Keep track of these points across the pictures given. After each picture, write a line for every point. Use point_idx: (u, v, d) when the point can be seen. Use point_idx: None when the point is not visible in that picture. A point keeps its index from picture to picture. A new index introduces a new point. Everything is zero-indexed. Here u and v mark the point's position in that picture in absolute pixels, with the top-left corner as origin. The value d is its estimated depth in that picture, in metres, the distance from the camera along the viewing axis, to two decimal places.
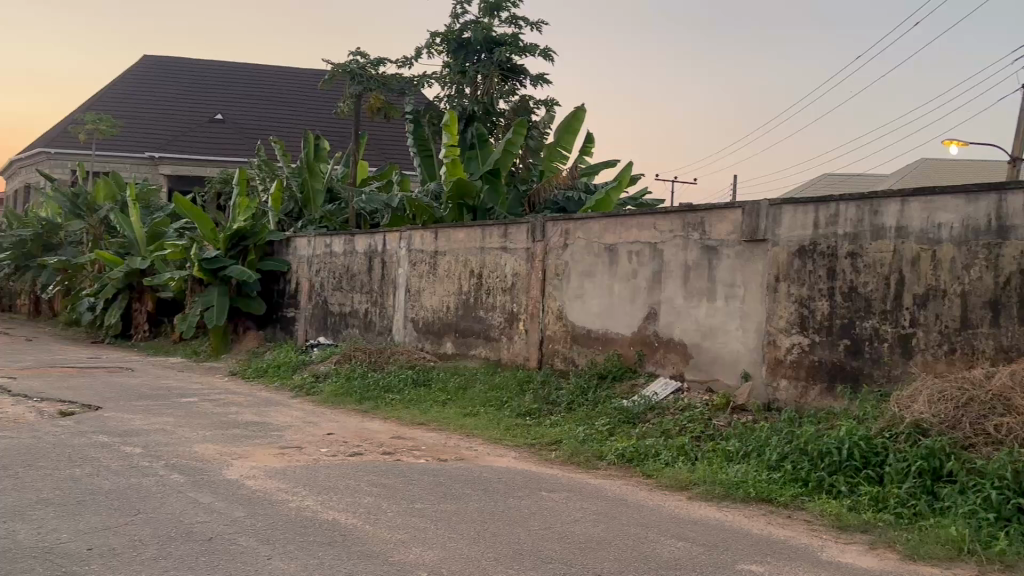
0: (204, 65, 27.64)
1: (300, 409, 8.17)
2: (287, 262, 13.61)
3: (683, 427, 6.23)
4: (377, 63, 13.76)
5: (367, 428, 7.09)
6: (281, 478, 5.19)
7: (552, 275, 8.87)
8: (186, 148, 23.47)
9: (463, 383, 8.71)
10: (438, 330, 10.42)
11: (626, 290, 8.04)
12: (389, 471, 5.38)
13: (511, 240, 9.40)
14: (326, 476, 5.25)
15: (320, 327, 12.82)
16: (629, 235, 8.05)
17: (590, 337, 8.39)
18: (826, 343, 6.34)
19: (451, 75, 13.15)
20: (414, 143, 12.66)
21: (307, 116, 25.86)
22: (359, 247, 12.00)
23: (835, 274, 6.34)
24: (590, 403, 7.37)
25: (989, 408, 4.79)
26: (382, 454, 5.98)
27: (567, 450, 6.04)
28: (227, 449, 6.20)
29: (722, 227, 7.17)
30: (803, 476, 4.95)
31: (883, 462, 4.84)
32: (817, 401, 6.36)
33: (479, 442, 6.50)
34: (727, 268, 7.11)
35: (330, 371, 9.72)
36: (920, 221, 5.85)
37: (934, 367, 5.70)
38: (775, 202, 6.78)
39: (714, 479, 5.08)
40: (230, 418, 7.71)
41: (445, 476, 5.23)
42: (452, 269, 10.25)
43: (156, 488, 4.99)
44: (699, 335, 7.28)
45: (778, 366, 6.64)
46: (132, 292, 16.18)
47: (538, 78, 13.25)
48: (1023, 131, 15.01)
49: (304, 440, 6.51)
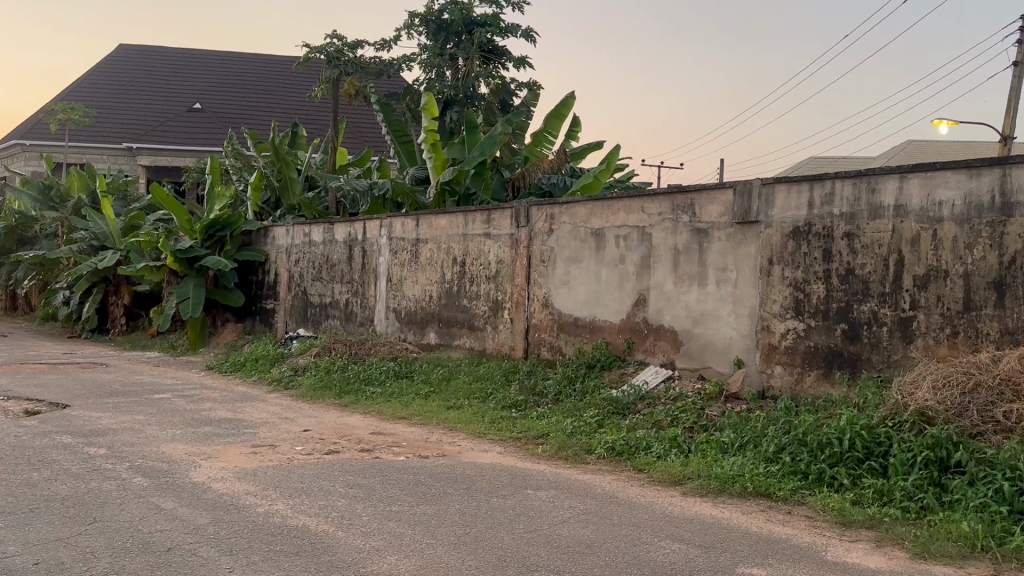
0: (181, 54, 27.09)
1: (277, 405, 7.86)
2: (264, 253, 13.28)
3: (675, 418, 5.97)
4: (354, 46, 13.37)
5: (346, 423, 6.80)
6: (251, 481, 4.89)
7: (537, 261, 8.59)
8: (164, 138, 22.80)
9: (446, 375, 8.42)
10: (420, 320, 10.12)
11: (613, 277, 7.76)
12: (367, 470, 5.10)
13: (495, 226, 9.10)
14: (299, 476, 4.96)
15: (300, 319, 12.49)
16: (616, 218, 7.77)
17: (577, 325, 8.11)
18: (822, 328, 6.09)
19: (431, 58, 12.79)
20: (391, 128, 12.27)
21: (287, 103, 25.40)
22: (338, 235, 11.66)
23: (831, 256, 6.08)
24: (578, 394, 7.10)
25: (997, 393, 4.54)
26: (361, 452, 5.70)
27: (554, 444, 5.76)
28: (196, 449, 5.88)
29: (713, 209, 6.89)
30: (803, 468, 4.69)
31: (886, 452, 4.59)
32: (814, 388, 6.12)
33: (462, 437, 6.21)
34: (718, 251, 6.84)
35: (309, 364, 9.41)
36: (920, 199, 5.60)
37: (936, 351, 5.46)
38: (768, 181, 6.50)
39: (709, 473, 4.81)
40: (203, 415, 7.38)
41: (425, 475, 4.95)
42: (435, 257, 9.94)
43: (116, 493, 4.67)
44: (690, 321, 7.02)
45: (772, 352, 6.38)
46: (108, 285, 15.77)
47: (520, 60, 12.91)
48: (1012, 110, 14.82)
49: (279, 438, 6.21)
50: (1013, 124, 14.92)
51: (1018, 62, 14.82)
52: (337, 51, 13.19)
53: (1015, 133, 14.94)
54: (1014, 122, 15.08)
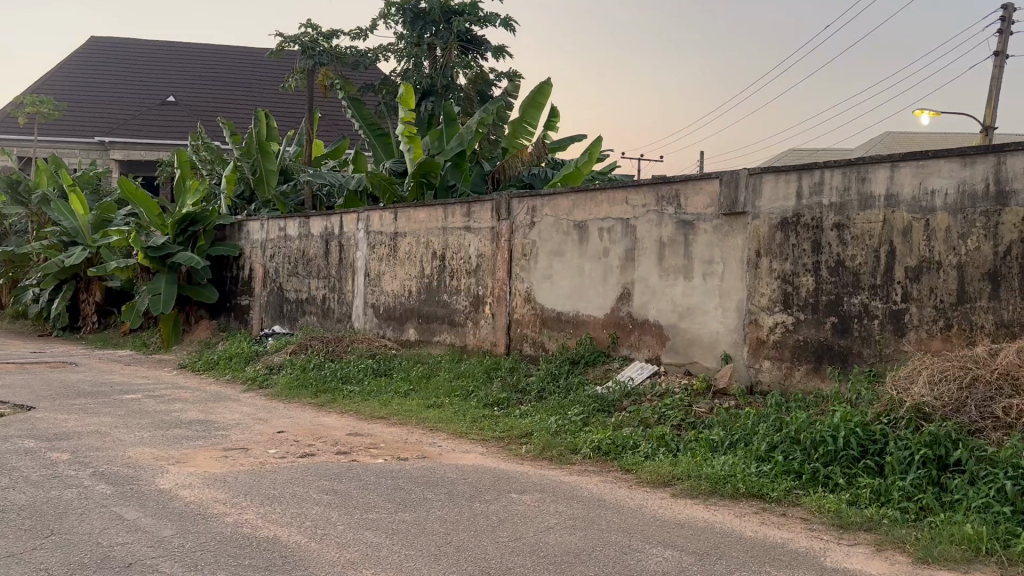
0: (153, 46, 26.55)
1: (251, 405, 7.61)
2: (238, 248, 12.98)
3: (662, 416, 5.79)
4: (329, 36, 13.09)
5: (322, 424, 6.57)
6: (221, 488, 4.65)
7: (518, 255, 8.38)
8: (136, 132, 22.32)
9: (427, 372, 8.21)
10: (399, 316, 9.89)
11: (597, 270, 7.58)
12: (343, 474, 4.88)
13: (475, 219, 8.88)
14: (271, 482, 4.72)
15: (275, 316, 12.21)
16: (599, 210, 7.57)
17: (561, 320, 7.92)
18: (811, 322, 5.94)
19: (408, 48, 12.53)
20: (366, 121, 11.97)
21: (262, 95, 24.98)
22: (314, 229, 11.39)
23: (820, 247, 5.93)
24: (563, 390, 6.92)
25: (995, 388, 4.40)
26: (336, 454, 5.46)
27: (538, 444, 5.57)
28: (165, 453, 5.63)
29: (699, 200, 6.72)
30: (796, 467, 4.53)
31: (883, 450, 4.44)
32: (803, 383, 5.97)
33: (442, 437, 6.00)
34: (704, 243, 6.67)
35: (285, 361, 9.14)
36: (912, 188, 5.45)
37: (929, 345, 5.32)
38: (755, 171, 6.32)
39: (699, 473, 4.64)
40: (173, 416, 7.11)
41: (405, 479, 4.73)
42: (413, 252, 9.71)
43: (76, 503, 4.41)
44: (676, 316, 6.85)
45: (760, 347, 6.23)
46: (78, 282, 15.37)
47: (499, 50, 12.68)
48: (995, 100, 14.79)
49: (252, 441, 5.97)
50: (994, 115, 14.90)
51: (999, 52, 14.80)
52: (312, 40, 12.91)
53: (996, 123, 14.93)
54: (994, 113, 15.08)
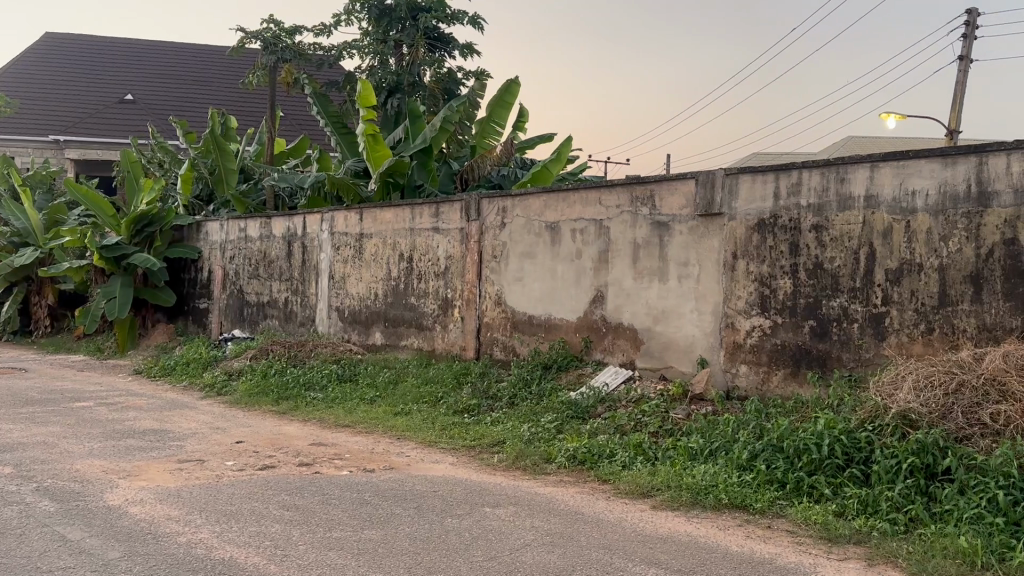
0: (110, 43, 25.86)
1: (209, 413, 7.28)
2: (198, 250, 12.58)
3: (639, 423, 5.60)
4: (292, 31, 12.76)
5: (283, 433, 6.28)
6: (174, 504, 4.36)
7: (488, 256, 8.16)
8: (94, 131, 21.66)
9: (393, 378, 7.94)
10: (365, 319, 9.60)
11: (570, 273, 7.39)
12: (305, 487, 4.61)
13: (443, 220, 8.64)
14: (229, 498, 4.44)
15: (235, 319, 11.84)
16: (572, 211, 7.38)
17: (532, 324, 7.71)
18: (789, 325, 5.80)
19: (373, 44, 12.26)
20: (329, 119, 11.63)
21: (224, 93, 24.46)
22: (276, 230, 11.06)
23: (798, 250, 5.79)
24: (535, 397, 6.70)
25: (982, 395, 4.29)
26: (298, 466, 5.19)
27: (511, 453, 5.35)
28: (115, 466, 5.30)
29: (674, 201, 6.56)
30: (780, 477, 4.36)
31: (868, 459, 4.30)
32: (781, 388, 5.82)
33: (411, 447, 5.75)
34: (679, 245, 6.51)
35: (245, 367, 8.81)
36: (893, 188, 5.33)
37: (910, 349, 5.21)
38: (731, 171, 6.17)
39: (679, 483, 4.45)
40: (125, 426, 6.76)
41: (371, 493, 4.47)
42: (380, 253, 9.43)
43: (15, 522, 4.09)
44: (650, 319, 6.68)
45: (737, 351, 6.08)
46: (30, 284, 14.78)
47: (467, 47, 12.46)
48: (959, 104, 14.93)
49: (209, 452, 5.67)
50: (959, 119, 15.04)
51: (964, 57, 14.94)
52: (275, 36, 12.59)
53: (960, 127, 15.07)
54: (960, 116, 15.21)
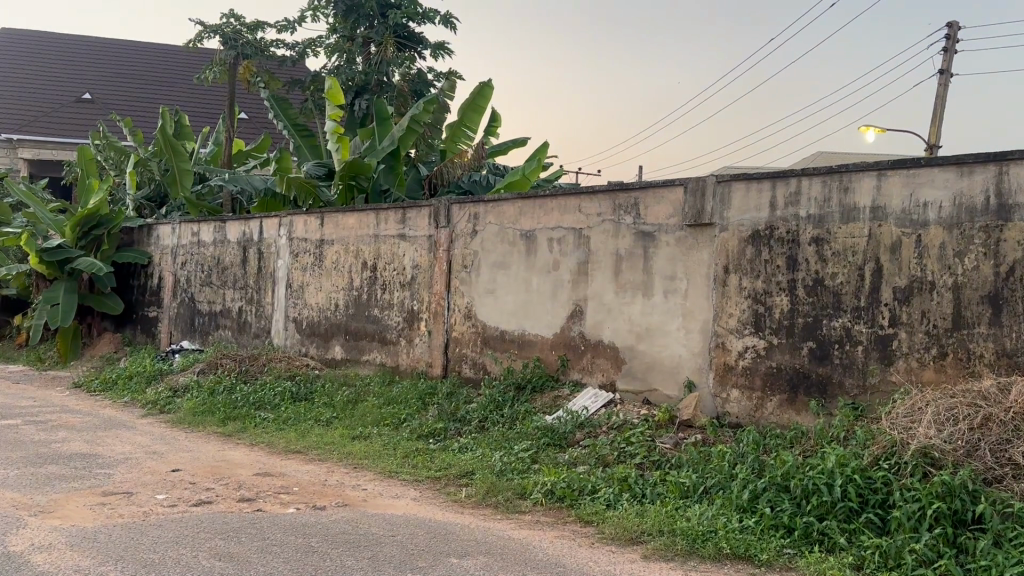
0: (68, 41, 24.95)
1: (148, 435, 6.59)
2: (148, 254, 11.88)
3: (623, 453, 5.05)
4: (254, 27, 12.10)
5: (227, 460, 5.63)
6: (85, 551, 3.69)
7: (457, 266, 7.60)
8: (49, 128, 20.61)
9: (353, 396, 7.32)
10: (324, 331, 8.97)
11: (546, 285, 6.86)
12: (244, 530, 4.00)
13: (410, 227, 8.07)
14: (152, 544, 3.78)
15: (185, 329, 11.14)
16: (549, 219, 6.85)
17: (504, 340, 7.16)
18: (786, 346, 5.31)
19: (340, 42, 11.71)
20: (289, 120, 10.98)
21: (186, 93, 23.67)
22: (231, 235, 10.40)
23: (796, 264, 5.30)
24: (506, 420, 6.14)
25: (1012, 430, 3.84)
26: (239, 502, 4.56)
27: (481, 486, 4.79)
28: (26, 499, 4.58)
29: (660, 209, 6.06)
30: (787, 522, 3.85)
31: (885, 502, 3.81)
32: (776, 414, 5.33)
33: (368, 478, 5.15)
34: (665, 257, 6.00)
35: (191, 383, 8.12)
36: (902, 199, 4.87)
37: (919, 375, 4.74)
38: (724, 178, 5.67)
39: (673, 528, 3.90)
40: (50, 449, 6.02)
41: (319, 538, 3.87)
42: (341, 262, 8.82)
43: None
44: (633, 337, 6.16)
45: (727, 373, 5.57)
46: None
47: (438, 47, 11.92)
48: (939, 119, 14.74)
49: (141, 482, 5.00)
50: (939, 133, 14.86)
51: (943, 70, 14.75)
52: (235, 31, 11.93)
53: (940, 142, 14.90)
54: (939, 130, 15.01)
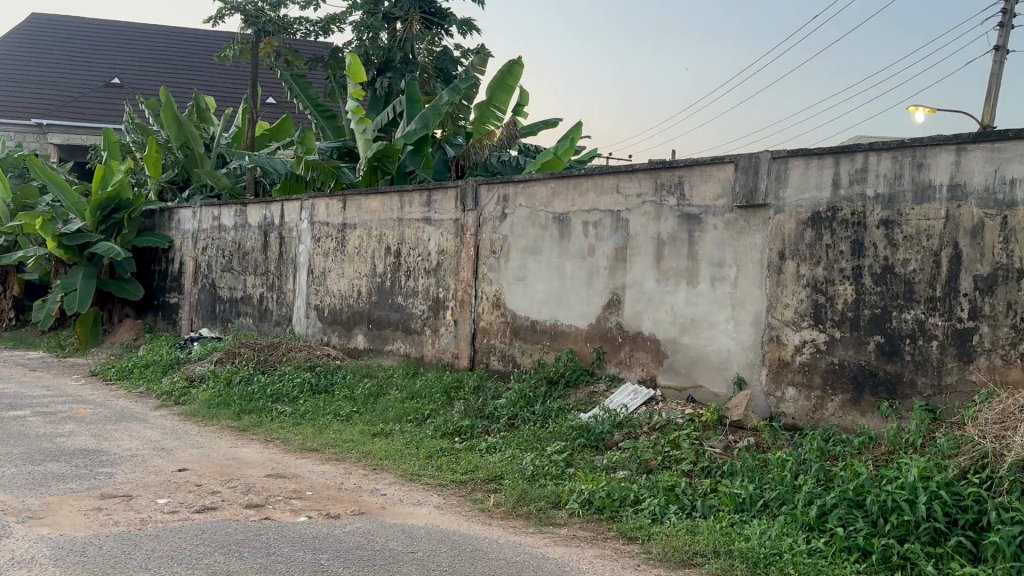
0: (99, 26, 24.79)
1: (158, 429, 6.23)
2: (168, 239, 11.56)
3: (668, 458, 4.58)
4: (276, 4, 11.66)
5: (239, 458, 5.25)
6: (69, 568, 3.27)
7: (486, 251, 7.15)
8: (78, 113, 20.39)
9: (375, 389, 6.92)
10: (346, 320, 8.58)
11: (580, 272, 6.38)
12: (247, 543, 3.59)
13: (436, 209, 7.62)
14: (142, 560, 3.37)
15: (206, 317, 10.82)
16: (584, 201, 6.37)
17: (535, 330, 6.70)
18: (850, 341, 4.78)
19: (363, 18, 11.27)
20: (310, 101, 10.60)
21: (214, 77, 23.41)
22: (252, 219, 10.04)
23: (862, 250, 4.77)
24: (538, 418, 5.69)
25: None
26: (245, 509, 4.16)
27: (512, 492, 4.35)
28: (16, 502, 4.21)
29: (706, 189, 5.55)
30: (862, 544, 3.35)
31: (978, 523, 3.31)
32: (838, 416, 4.81)
33: (388, 482, 4.73)
34: (713, 242, 5.49)
35: (208, 373, 7.75)
36: (985, 176, 4.31)
37: (1005, 374, 4.20)
38: (780, 155, 5.15)
39: (730, 548, 3.42)
40: (54, 444, 5.67)
41: (329, 555, 3.45)
42: (364, 247, 8.42)
43: None
44: (676, 329, 5.67)
45: (782, 370, 5.07)
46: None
47: (465, 23, 11.43)
48: (994, 99, 13.97)
49: (142, 484, 4.62)
50: (992, 114, 14.11)
51: (999, 46, 13.95)
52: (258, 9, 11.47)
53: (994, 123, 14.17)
54: (994, 111, 14.25)
